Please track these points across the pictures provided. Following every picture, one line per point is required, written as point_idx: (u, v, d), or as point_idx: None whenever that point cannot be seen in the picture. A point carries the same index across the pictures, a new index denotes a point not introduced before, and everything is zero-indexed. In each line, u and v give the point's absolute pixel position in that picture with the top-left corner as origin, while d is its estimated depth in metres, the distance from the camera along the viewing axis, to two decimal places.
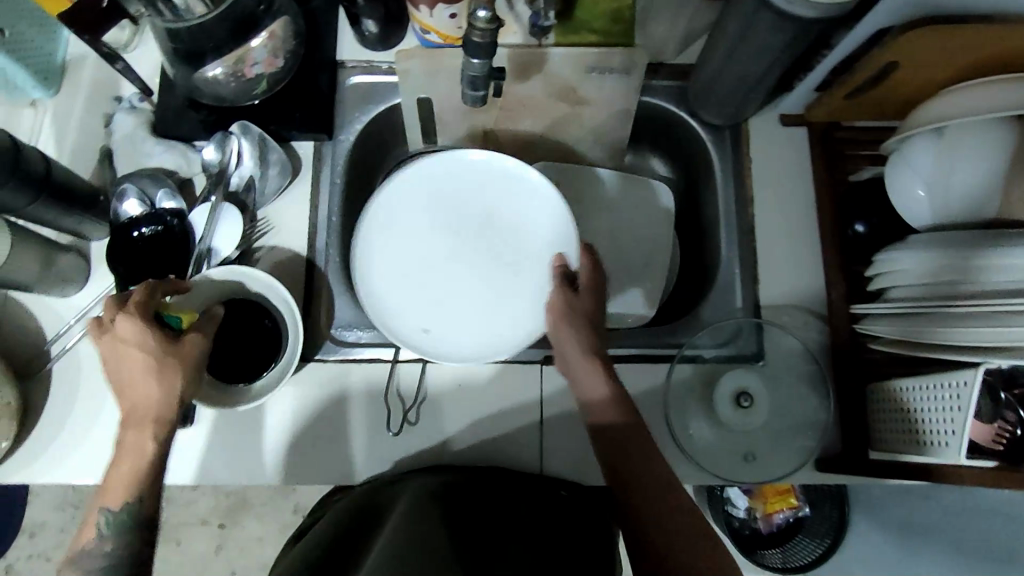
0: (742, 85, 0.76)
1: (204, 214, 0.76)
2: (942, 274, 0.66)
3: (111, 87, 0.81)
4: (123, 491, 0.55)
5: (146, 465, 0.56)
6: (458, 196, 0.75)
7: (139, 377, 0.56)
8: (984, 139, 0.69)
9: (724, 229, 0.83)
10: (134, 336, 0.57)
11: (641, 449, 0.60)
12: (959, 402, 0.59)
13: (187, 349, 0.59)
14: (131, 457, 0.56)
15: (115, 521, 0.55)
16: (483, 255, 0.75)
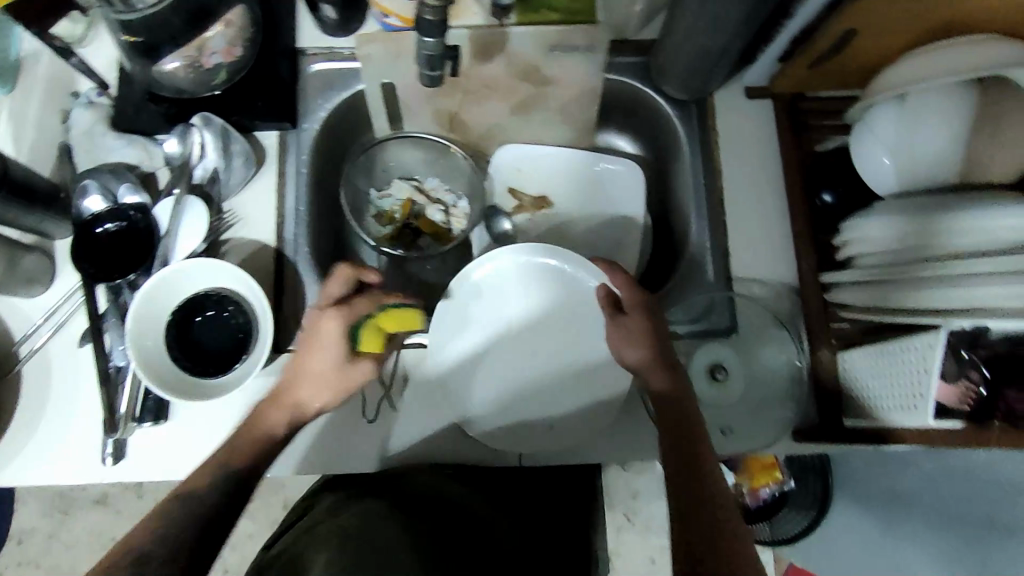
0: (705, 59, 0.76)
1: (168, 206, 0.75)
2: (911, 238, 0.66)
3: (66, 83, 0.79)
4: (250, 452, 0.63)
5: (268, 442, 0.65)
6: (499, 297, 0.78)
7: (314, 367, 0.66)
8: (945, 101, 0.69)
9: (694, 204, 0.83)
10: (335, 337, 0.66)
11: (698, 433, 0.64)
12: (925, 366, 0.59)
13: (353, 373, 0.67)
14: (262, 430, 0.65)
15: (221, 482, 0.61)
16: (549, 339, 0.78)
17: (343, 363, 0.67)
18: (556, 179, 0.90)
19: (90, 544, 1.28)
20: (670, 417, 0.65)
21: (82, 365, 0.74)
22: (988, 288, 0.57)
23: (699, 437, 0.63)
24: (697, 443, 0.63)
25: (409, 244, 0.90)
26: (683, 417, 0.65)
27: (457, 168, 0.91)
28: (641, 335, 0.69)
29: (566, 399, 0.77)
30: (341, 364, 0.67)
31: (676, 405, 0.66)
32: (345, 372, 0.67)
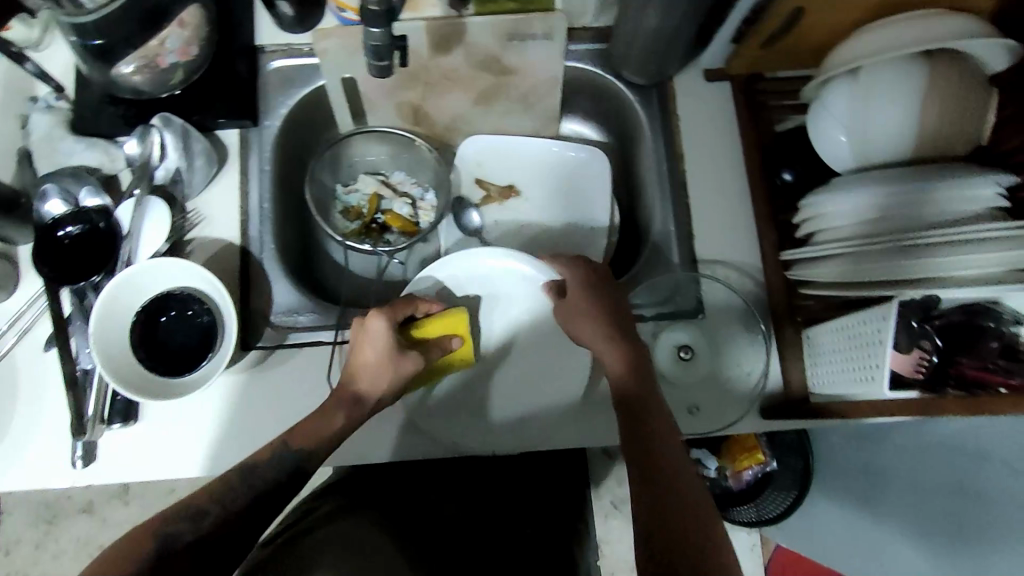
0: (659, 42, 0.76)
1: (129, 209, 0.74)
2: (880, 213, 0.66)
3: (25, 88, 0.80)
4: (312, 439, 0.63)
5: (326, 432, 0.64)
6: (477, 298, 0.79)
7: (368, 361, 0.67)
8: (899, 77, 0.70)
9: (658, 188, 0.84)
10: (381, 332, 0.68)
11: (662, 427, 0.64)
12: (880, 336, 0.59)
13: (406, 365, 0.68)
14: (317, 422, 0.64)
15: (282, 463, 0.62)
16: (524, 340, 0.79)
17: (396, 354, 0.68)
18: (521, 168, 0.91)
19: (77, 552, 1.28)
20: (630, 413, 0.65)
21: (49, 370, 0.74)
22: (970, 255, 0.59)
23: (662, 432, 0.63)
24: (660, 438, 0.63)
25: (376, 239, 0.90)
26: (645, 411, 0.65)
27: (421, 161, 0.92)
28: (600, 328, 0.70)
29: (539, 396, 0.78)
30: (397, 357, 0.68)
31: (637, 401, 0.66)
32: (399, 364, 0.68)
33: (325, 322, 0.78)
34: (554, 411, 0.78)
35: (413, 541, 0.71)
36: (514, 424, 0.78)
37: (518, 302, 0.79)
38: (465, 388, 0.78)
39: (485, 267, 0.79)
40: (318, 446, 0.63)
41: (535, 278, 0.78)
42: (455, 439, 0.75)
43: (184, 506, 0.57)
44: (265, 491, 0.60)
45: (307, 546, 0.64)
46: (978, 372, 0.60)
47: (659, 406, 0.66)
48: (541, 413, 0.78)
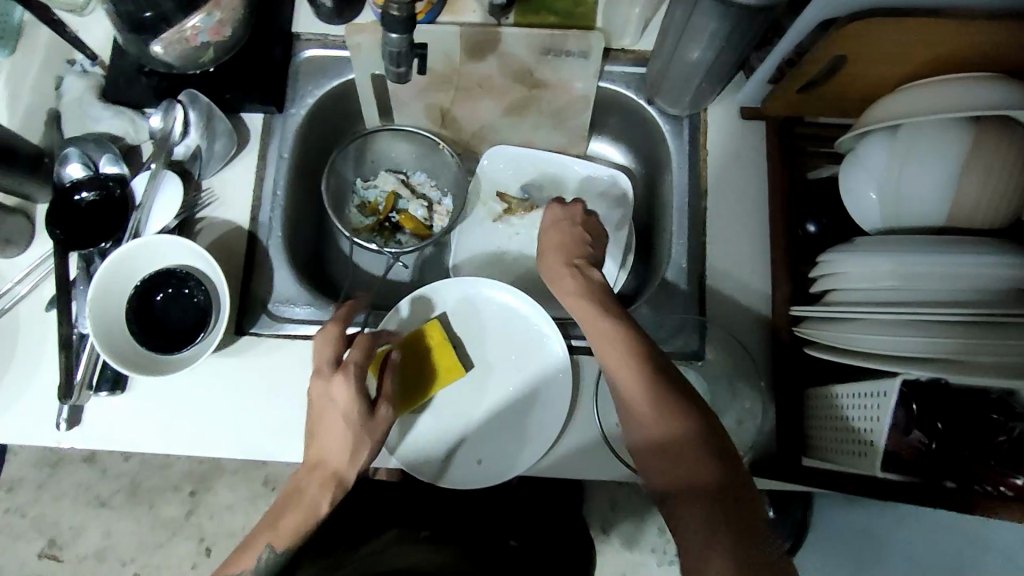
0: (695, 74, 0.74)
1: (145, 180, 0.75)
2: (909, 278, 0.62)
3: (66, 51, 0.82)
4: (293, 533, 0.60)
5: (314, 519, 0.61)
6: (467, 323, 0.77)
7: (339, 433, 0.63)
8: (941, 141, 0.65)
9: (676, 222, 0.81)
10: (347, 402, 0.63)
11: (732, 479, 0.53)
12: (879, 413, 0.59)
13: (379, 424, 0.65)
14: (303, 509, 0.61)
15: (271, 562, 0.59)
16: (506, 372, 0.76)
17: (368, 416, 0.64)
18: (540, 181, 0.88)
19: (74, 500, 1.30)
20: (692, 462, 0.54)
21: (49, 328, 0.76)
22: (1005, 344, 0.55)
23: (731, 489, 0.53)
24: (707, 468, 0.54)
25: (387, 238, 0.90)
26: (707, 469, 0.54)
27: (442, 164, 0.91)
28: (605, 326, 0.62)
29: (517, 428, 0.74)
30: (370, 420, 0.64)
31: (684, 450, 0.55)
32: (371, 425, 0.64)
33: (321, 317, 0.78)
34: (527, 444, 0.73)
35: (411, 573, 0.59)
36: (479, 464, 0.73)
37: (510, 332, 0.77)
38: (444, 406, 0.75)
39: (484, 297, 0.78)
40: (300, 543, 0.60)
41: (527, 309, 0.77)
42: (424, 455, 0.73)
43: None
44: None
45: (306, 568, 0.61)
46: (974, 463, 0.55)
47: (736, 468, 0.55)
48: (513, 453, 0.73)
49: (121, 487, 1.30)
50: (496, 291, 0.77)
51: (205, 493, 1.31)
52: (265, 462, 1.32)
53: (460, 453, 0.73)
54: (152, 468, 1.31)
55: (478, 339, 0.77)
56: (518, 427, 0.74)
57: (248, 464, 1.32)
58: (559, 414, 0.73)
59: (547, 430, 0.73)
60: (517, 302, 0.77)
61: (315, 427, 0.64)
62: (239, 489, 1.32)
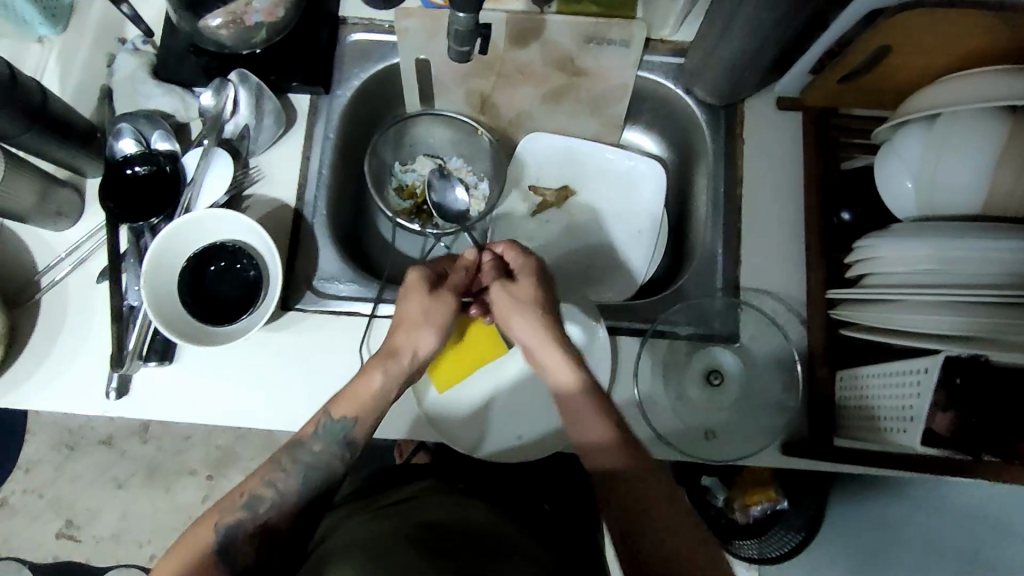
0: (737, 63, 0.76)
1: (196, 157, 0.77)
2: (949, 262, 0.64)
3: (116, 29, 0.83)
4: (355, 407, 0.63)
5: (367, 394, 0.63)
6: None
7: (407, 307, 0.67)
8: (979, 131, 0.66)
9: (711, 209, 0.83)
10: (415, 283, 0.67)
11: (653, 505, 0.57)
12: (919, 390, 0.60)
13: (443, 305, 0.67)
14: (359, 381, 0.64)
15: (329, 429, 0.62)
16: None
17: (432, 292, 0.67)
18: (576, 167, 0.91)
19: (91, 483, 1.30)
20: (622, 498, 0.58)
21: (99, 300, 0.77)
22: None
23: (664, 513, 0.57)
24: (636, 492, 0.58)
25: (426, 220, 0.92)
26: (628, 484, 0.58)
27: (480, 150, 0.92)
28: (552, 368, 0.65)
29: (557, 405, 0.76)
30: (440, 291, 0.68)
31: (616, 483, 0.58)
32: (436, 305, 0.67)
33: (364, 294, 0.79)
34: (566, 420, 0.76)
35: (455, 537, 0.64)
36: (520, 441, 0.76)
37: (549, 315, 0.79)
38: (484, 384, 0.77)
39: None
40: (367, 412, 0.63)
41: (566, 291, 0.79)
42: (468, 431, 0.75)
43: (243, 542, 0.58)
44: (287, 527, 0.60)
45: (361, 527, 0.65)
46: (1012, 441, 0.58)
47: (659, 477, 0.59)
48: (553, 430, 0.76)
49: (139, 469, 1.30)
50: None
51: (221, 477, 1.31)
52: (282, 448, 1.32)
53: (502, 430, 0.76)
54: (169, 452, 1.31)
55: None
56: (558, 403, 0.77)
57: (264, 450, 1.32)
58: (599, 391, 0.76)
59: None
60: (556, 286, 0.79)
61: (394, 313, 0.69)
62: None
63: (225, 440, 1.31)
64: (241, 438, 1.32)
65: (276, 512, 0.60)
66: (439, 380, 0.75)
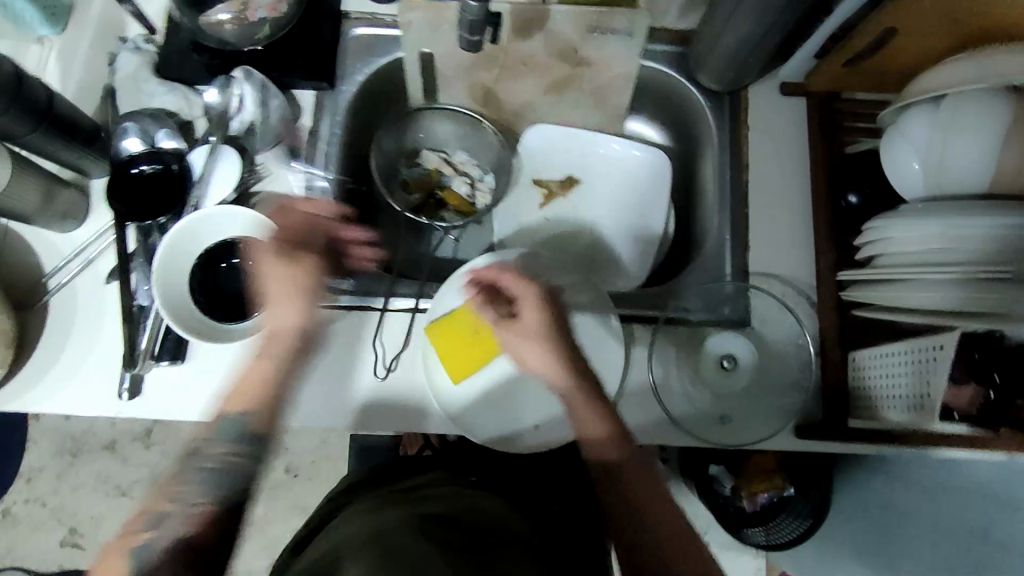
0: (741, 50, 0.76)
1: (203, 155, 0.76)
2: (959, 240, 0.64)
3: (117, 27, 0.82)
4: (244, 400, 0.65)
5: (258, 383, 0.66)
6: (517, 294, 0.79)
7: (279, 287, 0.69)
8: (984, 109, 0.66)
9: (718, 196, 0.84)
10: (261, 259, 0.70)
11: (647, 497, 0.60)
12: (936, 366, 0.61)
13: (298, 269, 0.70)
14: (257, 373, 0.67)
15: (228, 425, 0.64)
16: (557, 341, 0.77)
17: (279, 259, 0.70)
18: (581, 158, 0.91)
19: (94, 491, 1.28)
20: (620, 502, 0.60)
21: (108, 300, 0.76)
22: None
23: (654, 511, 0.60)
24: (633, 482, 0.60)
25: (432, 214, 0.91)
26: (629, 476, 0.61)
27: (485, 143, 0.91)
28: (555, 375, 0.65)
29: None
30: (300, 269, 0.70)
31: (612, 483, 0.61)
32: (287, 271, 0.69)
33: (375, 288, 0.79)
34: None
35: (471, 534, 0.61)
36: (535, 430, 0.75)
37: (562, 303, 0.79)
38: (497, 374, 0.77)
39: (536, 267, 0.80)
40: (274, 400, 0.66)
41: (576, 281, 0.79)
42: (483, 423, 0.75)
43: (161, 557, 0.54)
44: (206, 539, 0.57)
45: (370, 521, 0.63)
46: None
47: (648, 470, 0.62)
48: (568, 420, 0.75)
49: (142, 477, 1.29)
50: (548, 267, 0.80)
51: None
52: (287, 450, 1.30)
53: (517, 420, 0.76)
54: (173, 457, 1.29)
55: None
56: None
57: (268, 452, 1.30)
58: (612, 379, 0.76)
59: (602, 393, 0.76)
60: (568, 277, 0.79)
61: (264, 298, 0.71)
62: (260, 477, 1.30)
63: None
64: None
65: (191, 528, 0.57)
66: (456, 371, 0.74)
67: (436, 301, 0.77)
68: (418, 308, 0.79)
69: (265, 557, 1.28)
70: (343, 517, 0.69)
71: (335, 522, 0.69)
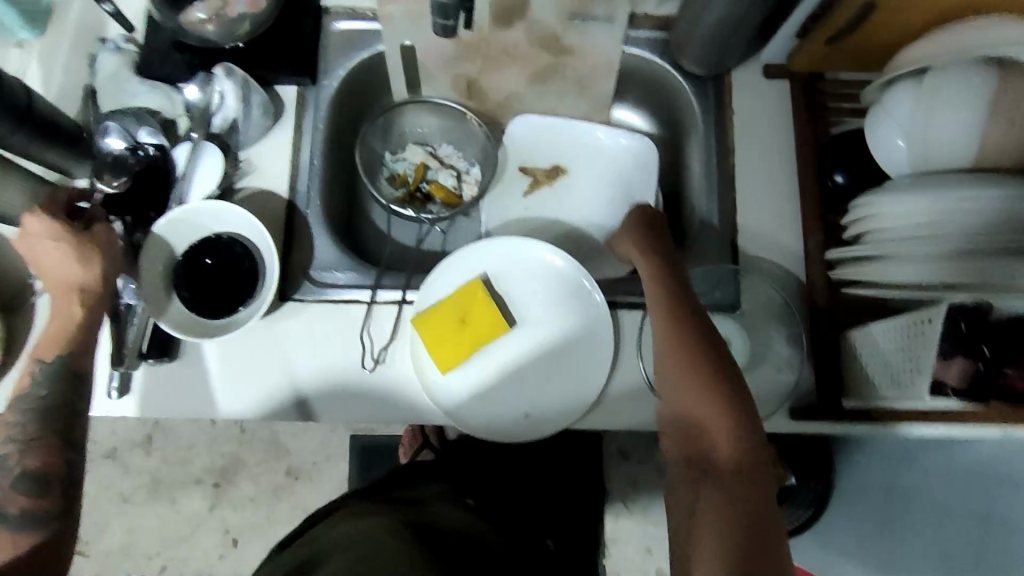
0: (721, 32, 0.76)
1: (186, 151, 0.77)
2: (943, 215, 0.63)
3: (97, 29, 0.83)
4: (62, 344, 0.63)
5: (72, 328, 0.64)
6: (507, 282, 0.78)
7: (60, 256, 0.63)
8: (966, 81, 0.66)
9: (705, 181, 0.83)
10: (43, 234, 0.63)
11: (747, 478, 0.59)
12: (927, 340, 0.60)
13: (96, 236, 0.65)
14: (62, 321, 0.64)
15: (49, 369, 0.62)
16: (547, 331, 0.77)
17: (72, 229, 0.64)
18: (565, 147, 0.91)
19: (94, 498, 1.28)
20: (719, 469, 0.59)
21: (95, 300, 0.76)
22: None
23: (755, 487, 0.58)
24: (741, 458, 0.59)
25: (419, 208, 0.90)
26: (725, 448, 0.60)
27: (468, 135, 0.92)
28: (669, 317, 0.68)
29: (562, 380, 0.76)
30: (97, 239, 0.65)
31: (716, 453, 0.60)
32: (87, 239, 0.64)
33: (362, 281, 0.78)
34: (569, 396, 0.75)
35: (445, 550, 0.62)
36: (526, 418, 0.75)
37: (551, 291, 0.78)
38: (487, 365, 0.76)
39: (526, 257, 0.79)
40: (83, 348, 0.64)
41: (563, 268, 0.78)
42: (474, 415, 0.75)
43: (12, 493, 0.58)
44: (52, 467, 0.59)
45: (361, 527, 0.64)
46: None
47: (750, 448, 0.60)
48: (560, 408, 0.75)
49: (142, 483, 1.28)
50: (534, 258, 0.79)
51: (228, 485, 1.29)
52: (288, 452, 1.30)
53: (508, 410, 0.75)
54: (173, 462, 1.29)
55: (520, 298, 0.78)
56: (566, 379, 0.76)
57: (269, 455, 1.30)
58: (603, 367, 0.75)
59: (592, 379, 0.75)
60: (556, 265, 0.78)
61: (47, 269, 0.64)
62: (261, 481, 1.29)
63: (229, 446, 1.29)
64: (246, 444, 1.30)
65: (32, 461, 0.59)
66: (443, 361, 0.73)
67: (421, 292, 0.76)
68: (406, 300, 0.78)
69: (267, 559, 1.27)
70: (336, 517, 0.70)
71: (326, 524, 0.70)
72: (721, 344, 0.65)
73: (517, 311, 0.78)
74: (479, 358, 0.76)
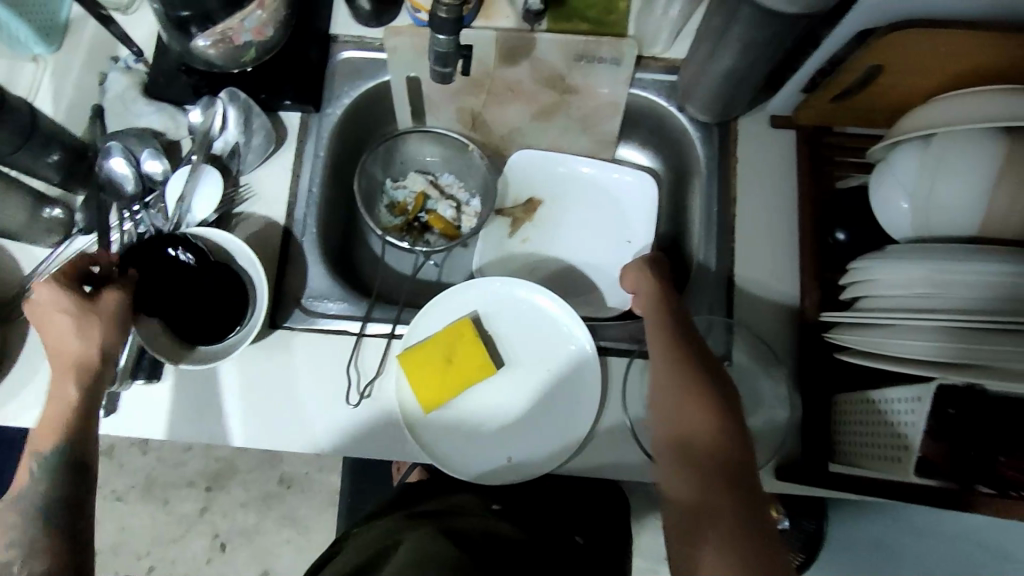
0: (727, 83, 0.75)
1: (181, 178, 0.77)
2: (941, 286, 0.61)
3: (110, 49, 0.83)
4: (58, 432, 0.60)
5: (71, 410, 0.61)
6: (494, 321, 0.79)
7: (62, 324, 0.61)
8: (971, 152, 0.64)
9: (704, 227, 0.82)
10: (51, 301, 0.61)
11: (745, 489, 0.54)
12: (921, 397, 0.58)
13: (103, 305, 0.63)
14: (57, 406, 0.61)
15: (47, 463, 0.59)
16: (531, 375, 0.77)
17: (81, 297, 0.62)
18: (564, 184, 0.90)
19: None
20: (712, 476, 0.55)
21: None
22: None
23: (755, 498, 0.54)
24: (736, 466, 0.56)
25: (416, 238, 0.90)
26: (716, 455, 0.56)
27: (471, 167, 0.91)
28: (659, 337, 0.66)
29: (547, 427, 0.75)
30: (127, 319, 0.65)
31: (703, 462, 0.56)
32: (94, 309, 0.62)
33: (353, 313, 0.79)
34: (551, 442, 0.74)
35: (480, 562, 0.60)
36: (508, 461, 0.74)
37: (537, 333, 0.78)
38: (470, 404, 0.76)
39: (517, 298, 0.79)
40: (83, 435, 0.61)
41: (553, 313, 0.78)
42: (457, 456, 0.74)
43: None
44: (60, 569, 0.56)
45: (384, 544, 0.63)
46: (1013, 473, 0.57)
47: (748, 456, 0.57)
48: (541, 453, 0.74)
49: (135, 483, 1.28)
50: (517, 296, 0.79)
51: (219, 490, 1.29)
52: (280, 460, 1.30)
53: (488, 454, 0.75)
54: (168, 465, 1.29)
55: (507, 340, 0.78)
56: (553, 425, 0.75)
57: (261, 463, 1.30)
58: (591, 412, 0.74)
59: (578, 425, 0.74)
60: (544, 308, 0.78)
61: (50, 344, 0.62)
62: (252, 487, 1.29)
63: (224, 452, 1.30)
64: (241, 451, 1.30)
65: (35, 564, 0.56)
66: (426, 401, 0.73)
67: (411, 327, 0.77)
68: (395, 334, 0.78)
69: (252, 568, 1.27)
70: (363, 529, 0.69)
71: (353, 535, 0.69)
72: (717, 365, 0.63)
73: (504, 354, 0.78)
74: (462, 398, 0.76)
